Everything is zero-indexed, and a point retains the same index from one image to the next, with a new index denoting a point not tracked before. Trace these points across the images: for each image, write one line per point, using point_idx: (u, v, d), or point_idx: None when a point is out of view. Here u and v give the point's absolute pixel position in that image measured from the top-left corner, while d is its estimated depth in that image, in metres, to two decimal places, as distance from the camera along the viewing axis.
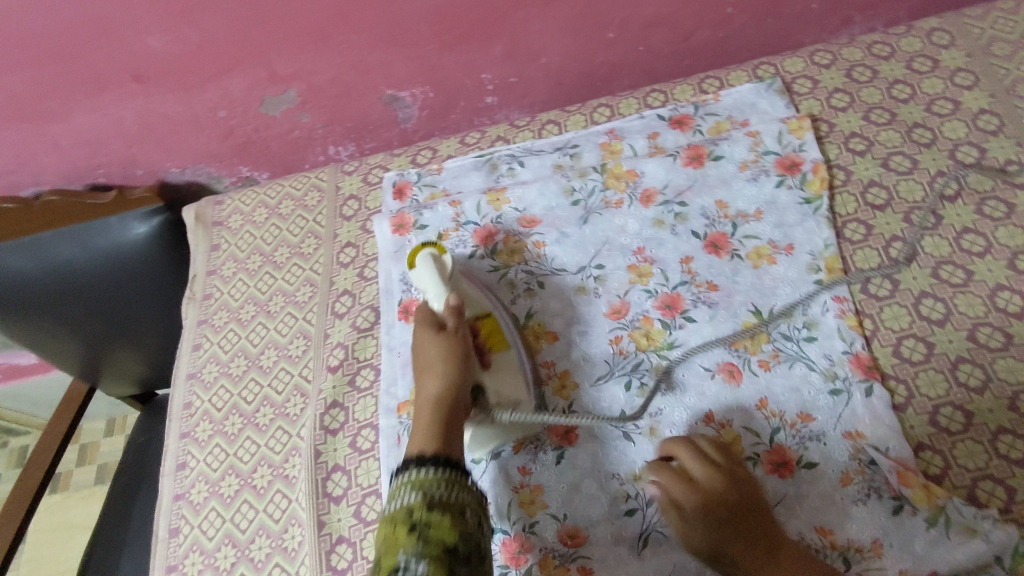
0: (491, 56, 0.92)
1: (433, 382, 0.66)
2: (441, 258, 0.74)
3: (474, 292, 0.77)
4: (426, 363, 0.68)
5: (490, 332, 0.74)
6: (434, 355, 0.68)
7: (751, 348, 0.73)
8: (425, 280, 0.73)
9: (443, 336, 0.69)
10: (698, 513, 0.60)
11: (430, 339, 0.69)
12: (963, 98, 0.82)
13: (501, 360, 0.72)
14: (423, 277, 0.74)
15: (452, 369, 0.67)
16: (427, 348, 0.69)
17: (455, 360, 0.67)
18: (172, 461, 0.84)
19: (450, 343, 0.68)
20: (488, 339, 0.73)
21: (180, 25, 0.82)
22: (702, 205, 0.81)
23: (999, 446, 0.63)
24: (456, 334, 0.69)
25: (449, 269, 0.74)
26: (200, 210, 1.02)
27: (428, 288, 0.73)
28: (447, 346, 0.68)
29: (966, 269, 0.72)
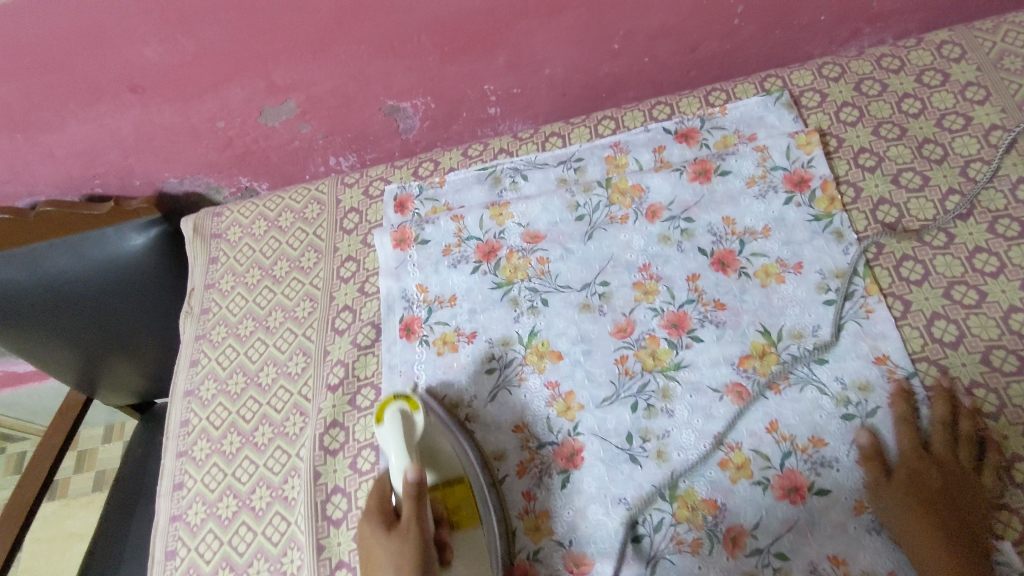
0: (494, 67, 0.90)
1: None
2: (411, 417, 0.67)
3: (448, 448, 0.70)
4: (382, 562, 0.59)
5: (458, 507, 0.67)
6: (389, 560, 0.59)
7: (760, 369, 0.71)
8: (392, 447, 0.65)
9: (398, 534, 0.60)
10: (911, 470, 0.63)
11: (384, 537, 0.60)
12: (974, 113, 0.80)
13: (469, 542, 0.65)
14: (389, 439, 0.66)
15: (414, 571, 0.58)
16: (382, 544, 0.60)
17: (415, 553, 0.59)
18: (169, 480, 0.82)
19: (410, 540, 0.59)
20: (455, 515, 0.66)
21: (176, 36, 0.80)
22: (709, 221, 0.80)
23: (1014, 474, 0.62)
24: (415, 523, 0.60)
25: (417, 433, 0.67)
26: (199, 221, 1.01)
27: (391, 454, 0.65)
28: (404, 535, 0.60)
29: (979, 290, 0.70)
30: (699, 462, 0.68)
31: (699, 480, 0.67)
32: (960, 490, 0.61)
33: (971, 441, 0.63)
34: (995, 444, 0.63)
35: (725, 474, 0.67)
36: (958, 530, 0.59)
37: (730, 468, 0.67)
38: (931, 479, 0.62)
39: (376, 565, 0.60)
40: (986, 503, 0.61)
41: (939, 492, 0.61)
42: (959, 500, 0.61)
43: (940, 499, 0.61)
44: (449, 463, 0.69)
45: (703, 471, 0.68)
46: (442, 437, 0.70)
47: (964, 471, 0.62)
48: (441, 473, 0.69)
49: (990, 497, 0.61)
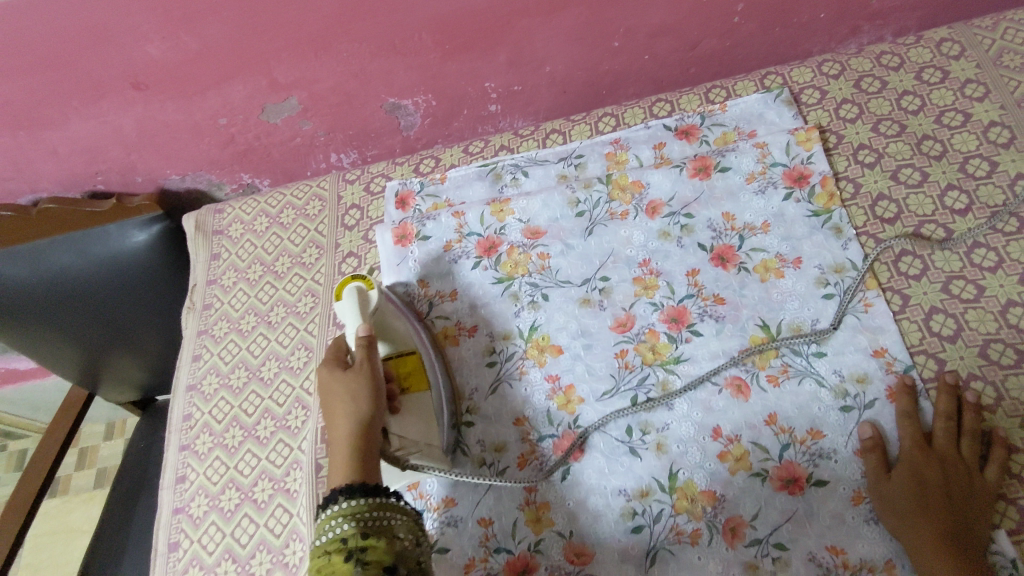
0: (495, 64, 0.91)
1: (345, 422, 0.60)
2: (366, 292, 0.72)
3: (400, 327, 0.75)
4: (333, 404, 0.61)
5: (407, 372, 0.71)
6: (342, 394, 0.62)
7: (759, 362, 0.72)
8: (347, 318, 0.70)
9: (353, 372, 0.63)
10: (913, 463, 0.63)
11: (338, 375, 0.63)
12: (973, 110, 0.81)
13: (417, 401, 0.70)
14: (346, 311, 0.70)
15: (367, 404, 0.61)
16: (338, 383, 0.62)
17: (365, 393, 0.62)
18: (171, 474, 0.83)
19: (362, 382, 0.62)
20: (405, 380, 0.71)
21: (179, 33, 0.81)
22: (709, 217, 0.80)
23: (1011, 465, 0.62)
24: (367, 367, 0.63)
25: (371, 305, 0.71)
26: (201, 218, 1.01)
27: (348, 321, 0.70)
28: (354, 378, 0.63)
29: (977, 284, 0.71)
30: (698, 453, 0.69)
31: (699, 471, 0.68)
32: (961, 485, 0.61)
33: (972, 438, 0.63)
34: (1000, 440, 0.63)
35: (724, 466, 0.68)
36: (959, 523, 0.59)
37: (729, 459, 0.68)
38: (931, 476, 0.62)
39: (332, 403, 0.61)
40: (989, 499, 0.61)
41: (939, 488, 0.62)
42: (958, 493, 0.61)
43: (940, 494, 0.61)
44: (399, 337, 0.74)
45: (703, 463, 0.68)
46: (392, 315, 0.75)
47: (968, 468, 0.62)
48: (392, 346, 0.73)
49: (993, 491, 0.61)
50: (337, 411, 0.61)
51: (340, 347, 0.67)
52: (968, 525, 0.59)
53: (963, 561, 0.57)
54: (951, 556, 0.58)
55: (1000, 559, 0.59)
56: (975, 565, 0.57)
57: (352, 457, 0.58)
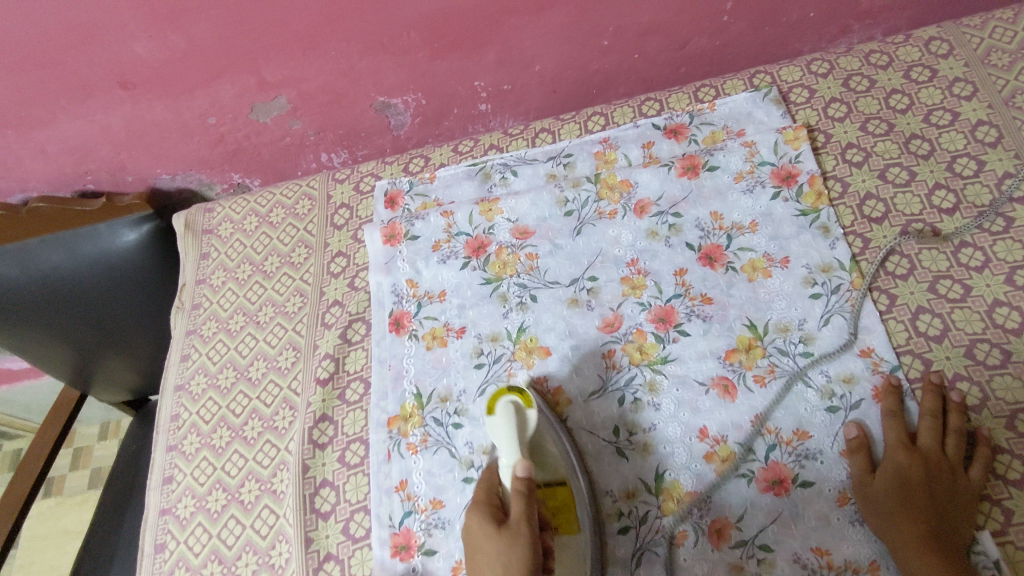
0: (484, 63, 0.91)
1: None
2: (524, 412, 0.68)
3: (554, 452, 0.69)
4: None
5: (559, 508, 0.67)
6: (495, 567, 0.55)
7: (746, 363, 0.71)
8: (503, 438, 0.65)
9: (508, 534, 0.57)
10: (898, 463, 0.63)
11: (494, 534, 0.57)
12: (961, 109, 0.81)
13: (568, 549, 0.65)
14: (500, 434, 0.66)
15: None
16: (491, 544, 0.56)
17: (520, 565, 0.54)
18: (159, 474, 0.83)
19: (514, 548, 0.55)
20: (558, 516, 0.67)
21: (166, 31, 0.80)
22: (696, 216, 0.80)
23: (996, 467, 0.62)
24: (523, 530, 0.57)
25: (529, 430, 0.67)
26: (190, 217, 1.01)
27: (502, 446, 0.65)
28: (508, 544, 0.56)
29: (964, 284, 0.71)
30: (685, 455, 0.68)
31: (685, 473, 0.68)
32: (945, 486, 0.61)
33: (958, 438, 0.63)
34: (985, 439, 0.63)
35: (711, 467, 0.67)
36: (942, 523, 0.59)
37: (716, 461, 0.68)
38: (915, 477, 0.62)
39: (483, 566, 0.56)
40: (973, 500, 0.60)
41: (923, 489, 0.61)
42: (942, 494, 0.61)
43: (923, 495, 0.61)
44: (554, 465, 0.68)
45: (689, 464, 0.68)
46: (548, 436, 0.70)
47: (952, 467, 0.62)
48: (545, 473, 0.68)
49: (977, 491, 0.61)
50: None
51: (493, 485, 0.63)
52: (951, 526, 0.59)
53: (948, 562, 0.57)
54: (935, 557, 0.57)
55: (982, 559, 0.59)
56: (960, 566, 0.57)
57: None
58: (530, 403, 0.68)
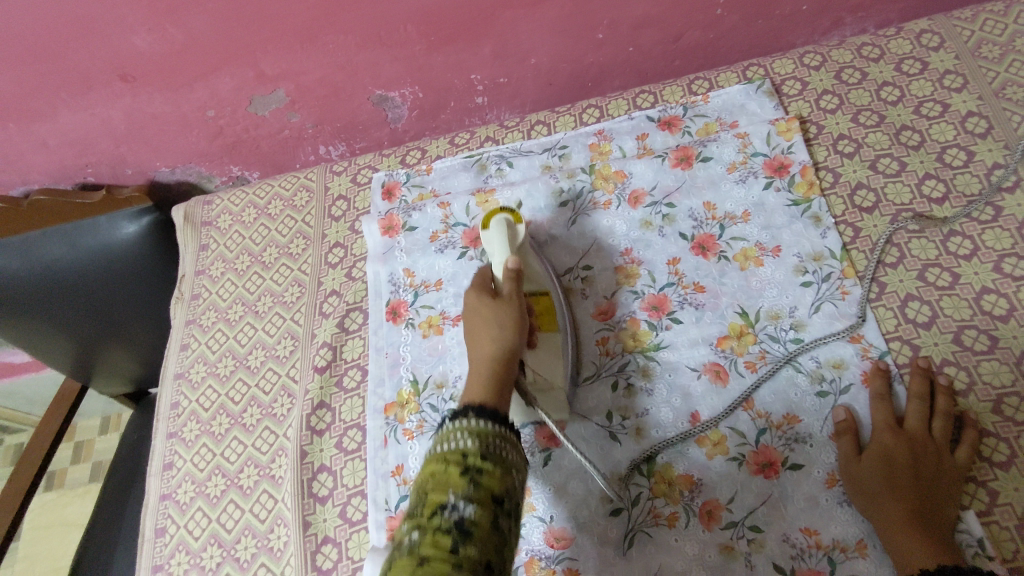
0: (480, 56, 0.92)
1: (490, 344, 0.63)
2: (513, 226, 0.74)
3: (535, 265, 0.76)
4: (477, 327, 0.65)
5: (541, 308, 0.74)
6: (490, 319, 0.65)
7: (737, 349, 0.72)
8: (496, 246, 0.73)
9: (501, 300, 0.66)
10: (884, 443, 0.64)
11: (489, 303, 0.66)
12: (951, 100, 0.82)
13: (549, 340, 0.72)
14: (492, 243, 0.73)
15: (511, 333, 0.63)
16: (487, 309, 0.66)
17: (511, 323, 0.64)
18: (159, 461, 0.84)
19: (509, 311, 0.65)
20: (541, 316, 0.73)
21: (165, 25, 0.81)
22: (690, 206, 0.81)
23: (982, 449, 0.63)
24: (514, 300, 0.66)
25: (518, 241, 0.74)
26: (189, 210, 1.02)
27: (495, 253, 0.73)
28: (500, 307, 0.65)
29: (952, 272, 0.72)
30: (676, 439, 0.70)
31: (676, 456, 0.69)
32: (930, 466, 0.62)
33: (945, 420, 0.64)
34: (971, 422, 0.64)
35: (702, 450, 0.69)
36: (926, 502, 0.60)
37: (707, 444, 0.69)
38: (902, 456, 0.63)
39: (479, 328, 0.65)
40: (957, 480, 0.61)
41: (909, 469, 0.62)
42: (927, 474, 0.62)
43: (908, 475, 0.62)
44: (536, 275, 0.76)
45: (681, 448, 0.69)
46: (532, 258, 0.76)
47: (937, 449, 0.63)
48: (530, 283, 0.75)
49: (963, 472, 0.62)
50: (483, 331, 0.64)
51: (486, 277, 0.71)
52: (935, 505, 0.60)
53: (929, 539, 0.58)
54: (919, 534, 0.58)
55: (966, 538, 0.60)
56: (942, 543, 0.58)
57: (491, 367, 0.60)
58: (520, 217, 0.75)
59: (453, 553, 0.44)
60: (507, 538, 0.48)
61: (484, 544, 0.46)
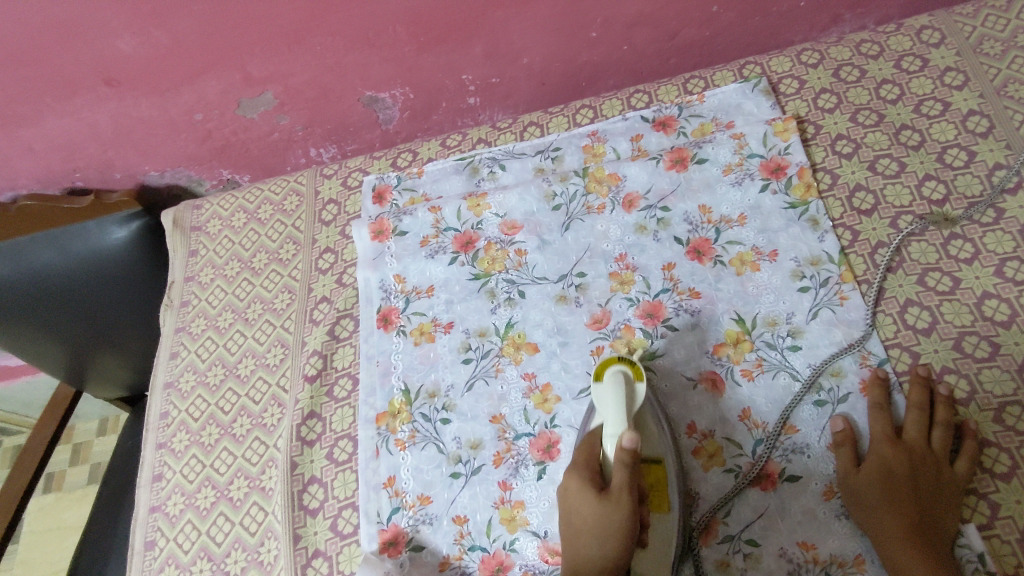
0: (471, 56, 0.90)
1: (589, 566, 0.57)
2: (632, 383, 0.64)
3: (652, 428, 0.66)
4: (577, 528, 0.59)
5: (653, 485, 0.63)
6: (593, 527, 0.57)
7: (734, 357, 0.71)
8: (609, 407, 0.62)
9: (609, 503, 0.57)
10: (881, 456, 0.62)
11: (594, 500, 0.57)
12: (952, 99, 0.80)
13: (660, 528, 0.62)
14: (606, 403, 0.63)
15: (612, 545, 0.57)
16: (590, 508, 0.57)
17: (618, 538, 0.56)
18: (148, 472, 0.83)
19: (617, 514, 0.57)
20: (652, 494, 0.63)
21: (149, 28, 0.80)
22: (685, 210, 0.80)
23: (983, 460, 0.62)
24: (627, 501, 0.57)
25: (635, 403, 0.63)
26: (178, 214, 1.01)
27: (608, 415, 0.62)
28: (608, 517, 0.57)
29: (953, 276, 0.70)
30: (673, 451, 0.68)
31: None
32: (928, 478, 0.61)
33: (944, 431, 0.63)
34: (971, 432, 0.63)
35: (698, 463, 0.67)
36: (925, 517, 0.59)
37: (703, 456, 0.68)
38: (899, 469, 0.61)
39: (580, 518, 0.58)
40: (957, 493, 0.60)
41: (907, 483, 0.61)
42: (925, 487, 0.60)
43: (907, 488, 0.61)
44: (653, 441, 0.65)
45: (677, 460, 0.68)
46: (649, 415, 0.66)
47: (937, 461, 0.61)
48: (645, 448, 0.65)
49: (963, 484, 0.61)
50: (583, 526, 0.58)
51: (593, 445, 0.62)
52: (934, 519, 0.59)
53: (927, 556, 0.57)
54: (917, 550, 0.57)
55: (967, 553, 0.58)
56: (942, 559, 0.57)
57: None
58: (639, 374, 0.64)
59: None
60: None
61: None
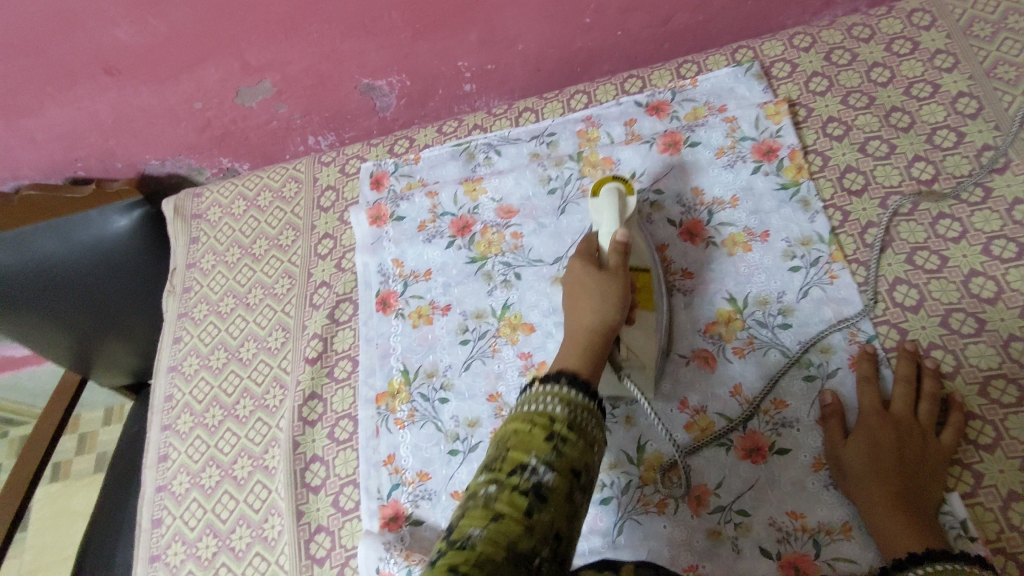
0: (467, 43, 0.91)
1: (590, 316, 0.61)
2: (626, 197, 0.68)
3: (642, 242, 0.73)
4: (579, 298, 0.63)
5: (642, 285, 0.70)
6: (595, 291, 0.63)
7: (725, 335, 0.73)
8: (605, 211, 0.66)
9: (608, 275, 0.64)
10: (869, 426, 0.64)
11: (595, 276, 0.64)
12: (942, 80, 0.81)
13: (647, 319, 0.69)
14: (602, 210, 0.67)
15: (613, 304, 0.61)
16: (591, 284, 0.63)
17: (614, 300, 0.62)
18: (154, 453, 0.85)
19: (614, 283, 0.63)
20: (640, 293, 0.69)
21: (147, 17, 0.81)
22: (678, 192, 0.81)
23: (968, 431, 0.63)
24: (619, 278, 0.63)
25: (629, 212, 0.67)
26: (179, 203, 1.02)
27: (603, 220, 0.67)
28: (606, 285, 0.63)
29: (941, 255, 0.71)
30: (666, 426, 0.70)
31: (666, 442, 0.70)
32: (914, 449, 0.62)
33: (930, 403, 0.64)
34: (957, 404, 0.64)
35: (690, 436, 0.69)
36: (910, 485, 0.60)
37: (695, 430, 0.69)
38: (886, 440, 0.62)
39: (580, 291, 0.64)
40: (941, 463, 0.61)
41: (893, 453, 0.62)
42: (911, 457, 0.61)
43: (893, 457, 0.61)
44: (641, 248, 0.72)
45: (670, 435, 0.70)
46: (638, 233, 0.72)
47: (923, 432, 0.63)
48: (634, 257, 0.71)
49: (947, 454, 0.62)
50: (585, 302, 0.63)
51: (592, 248, 0.67)
52: (919, 488, 0.60)
53: (913, 523, 0.58)
54: (903, 516, 0.58)
55: (949, 520, 0.60)
56: (927, 527, 0.58)
57: (593, 343, 0.60)
58: (633, 190, 0.69)
59: (527, 516, 0.44)
60: (576, 510, 0.48)
61: (555, 511, 0.46)
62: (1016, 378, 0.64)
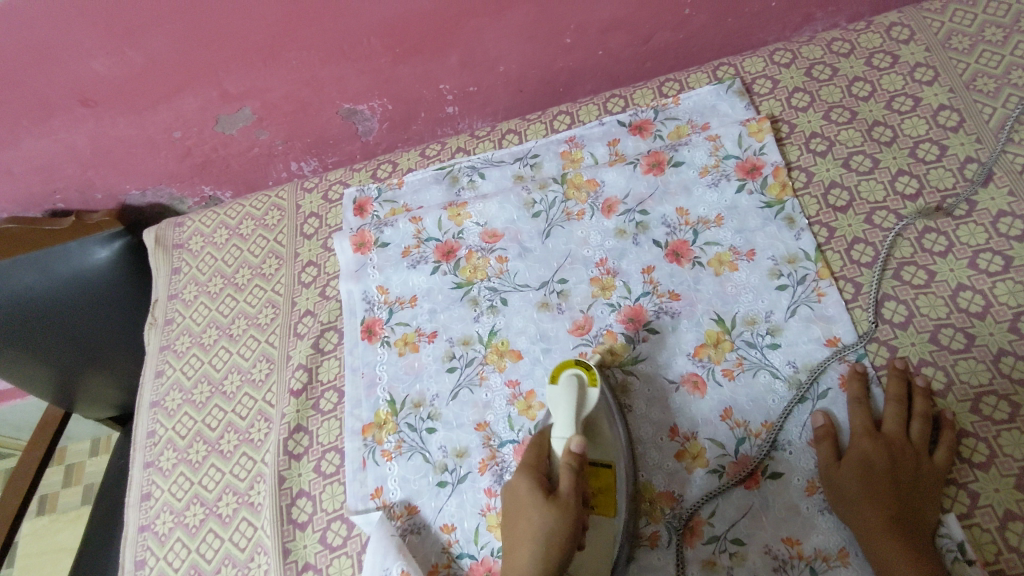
0: (448, 66, 0.90)
1: (529, 556, 0.55)
2: (586, 390, 0.66)
3: (606, 434, 0.66)
4: (521, 529, 0.57)
5: (600, 491, 0.63)
6: (541, 533, 0.55)
7: (715, 358, 0.72)
8: (563, 408, 0.64)
9: (556, 503, 0.57)
10: (862, 449, 0.63)
11: (541, 502, 0.57)
12: (923, 94, 0.81)
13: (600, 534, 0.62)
14: (561, 404, 0.65)
15: (553, 554, 0.54)
16: (534, 511, 0.57)
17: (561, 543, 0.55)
18: (137, 491, 0.83)
19: (563, 516, 0.56)
20: (597, 498, 0.63)
21: (123, 48, 0.80)
22: (663, 213, 0.80)
23: (961, 450, 0.63)
24: (568, 504, 0.57)
25: (588, 409, 0.65)
26: (160, 233, 1.01)
27: (560, 417, 0.64)
28: (553, 515, 0.56)
29: (928, 269, 0.71)
30: (658, 453, 0.69)
31: (657, 470, 0.68)
32: (908, 469, 0.61)
33: (924, 422, 0.63)
34: (949, 422, 0.63)
35: (682, 465, 0.68)
36: (906, 509, 0.59)
37: (687, 458, 0.68)
38: (879, 462, 0.62)
39: (522, 521, 0.57)
40: (937, 483, 0.61)
41: (887, 476, 0.61)
42: (906, 479, 0.61)
43: (888, 481, 0.61)
44: (604, 446, 0.66)
45: (661, 462, 0.69)
46: (604, 419, 0.67)
47: (916, 452, 0.62)
48: (595, 451, 0.66)
49: (942, 474, 0.61)
50: (523, 551, 0.55)
51: (543, 452, 0.62)
52: (915, 510, 0.59)
53: (910, 549, 0.57)
54: (900, 542, 0.57)
55: (946, 543, 0.59)
56: (924, 551, 0.57)
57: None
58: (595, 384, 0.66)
59: None
60: None
61: None
62: (1007, 394, 0.63)
